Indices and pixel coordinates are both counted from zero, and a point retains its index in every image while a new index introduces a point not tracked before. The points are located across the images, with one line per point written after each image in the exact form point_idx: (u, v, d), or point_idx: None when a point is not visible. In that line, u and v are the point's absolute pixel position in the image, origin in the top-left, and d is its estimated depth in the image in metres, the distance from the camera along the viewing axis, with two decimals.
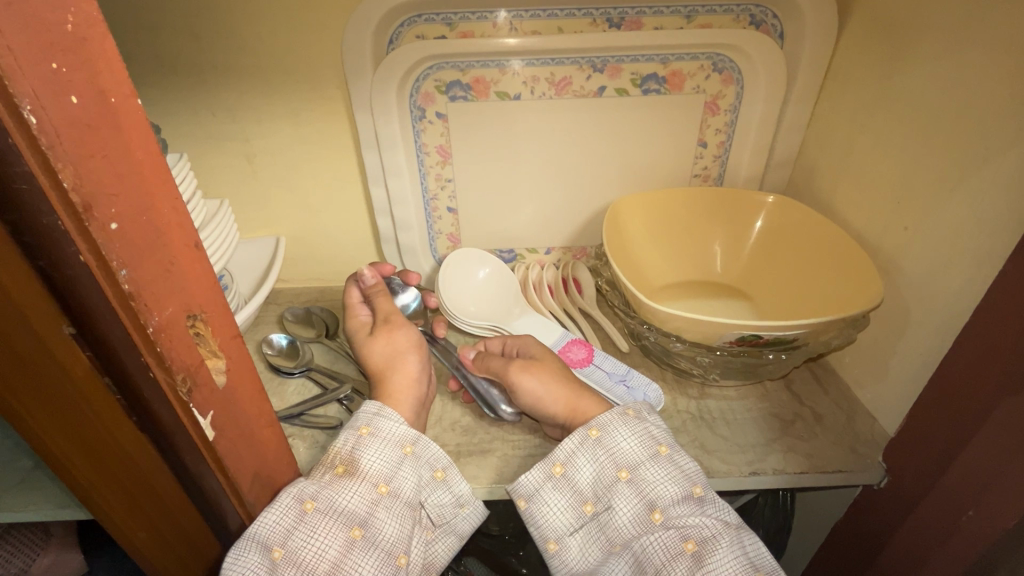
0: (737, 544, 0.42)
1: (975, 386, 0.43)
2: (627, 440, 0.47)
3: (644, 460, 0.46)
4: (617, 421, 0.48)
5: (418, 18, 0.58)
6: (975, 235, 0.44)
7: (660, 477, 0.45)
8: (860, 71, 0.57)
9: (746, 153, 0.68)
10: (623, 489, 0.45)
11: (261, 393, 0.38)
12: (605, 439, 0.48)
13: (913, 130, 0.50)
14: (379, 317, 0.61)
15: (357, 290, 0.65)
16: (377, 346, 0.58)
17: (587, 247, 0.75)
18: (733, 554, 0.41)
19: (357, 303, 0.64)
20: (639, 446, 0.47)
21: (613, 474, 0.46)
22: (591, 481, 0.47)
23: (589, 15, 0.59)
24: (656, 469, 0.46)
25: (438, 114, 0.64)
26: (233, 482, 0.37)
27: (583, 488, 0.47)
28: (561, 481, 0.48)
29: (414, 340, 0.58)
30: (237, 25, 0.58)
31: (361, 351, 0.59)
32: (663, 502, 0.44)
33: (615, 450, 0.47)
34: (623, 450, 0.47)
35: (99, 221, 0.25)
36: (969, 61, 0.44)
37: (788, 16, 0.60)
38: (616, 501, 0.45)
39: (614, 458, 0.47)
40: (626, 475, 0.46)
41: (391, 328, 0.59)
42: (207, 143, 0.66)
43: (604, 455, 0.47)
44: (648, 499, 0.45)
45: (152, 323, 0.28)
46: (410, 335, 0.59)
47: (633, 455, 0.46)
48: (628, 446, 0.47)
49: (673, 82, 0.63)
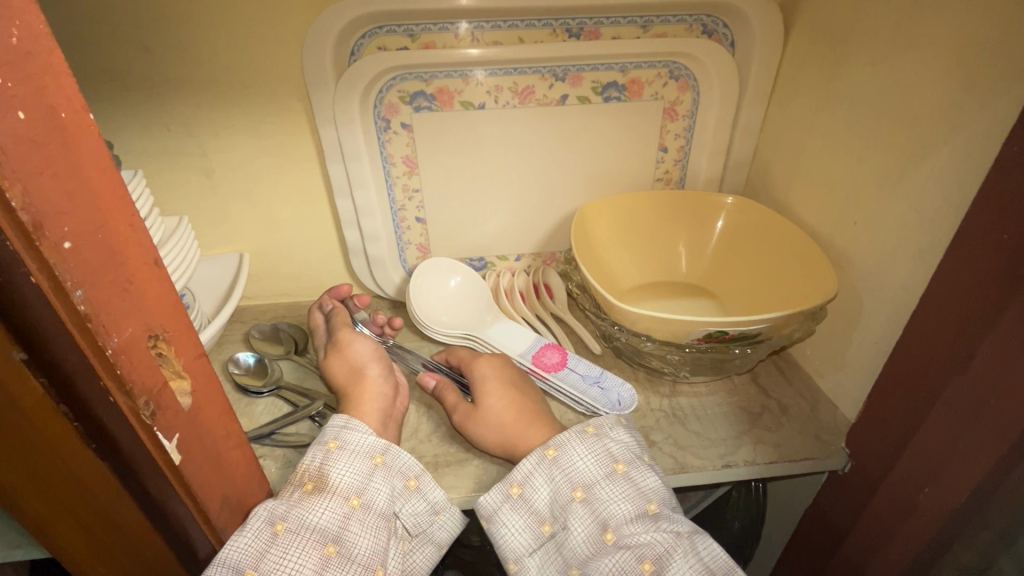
0: (693, 553, 0.42)
1: (925, 371, 0.46)
2: (583, 458, 0.48)
3: (599, 479, 0.47)
4: (574, 439, 0.49)
5: (379, 30, 0.58)
6: (915, 228, 0.47)
7: (613, 495, 0.46)
8: (806, 76, 0.60)
9: (705, 156, 0.71)
10: (578, 508, 0.46)
11: (229, 413, 0.37)
12: (561, 458, 0.48)
13: (856, 132, 0.53)
14: (337, 333, 0.61)
15: (321, 314, 0.67)
16: (338, 365, 0.58)
17: (555, 253, 0.76)
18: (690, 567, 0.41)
19: (321, 326, 0.65)
20: (593, 463, 0.48)
21: (568, 494, 0.47)
22: (547, 501, 0.47)
23: (548, 26, 0.60)
24: (608, 487, 0.46)
25: (403, 124, 0.64)
26: (203, 508, 0.36)
27: (539, 509, 0.47)
28: (518, 502, 0.48)
29: (373, 353, 0.58)
30: (191, 36, 0.56)
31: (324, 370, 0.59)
32: (616, 521, 0.44)
33: (570, 469, 0.48)
34: (579, 469, 0.47)
35: (51, 239, 0.24)
36: (903, 67, 0.48)
37: (737, 25, 0.63)
38: (571, 522, 0.45)
39: (570, 478, 0.47)
40: (581, 494, 0.46)
41: (346, 344, 0.59)
42: (162, 158, 0.64)
43: (560, 475, 0.48)
44: (602, 519, 0.45)
45: (112, 344, 0.28)
46: (366, 348, 0.58)
47: (588, 474, 0.47)
48: (583, 465, 0.48)
49: (633, 90, 0.65)
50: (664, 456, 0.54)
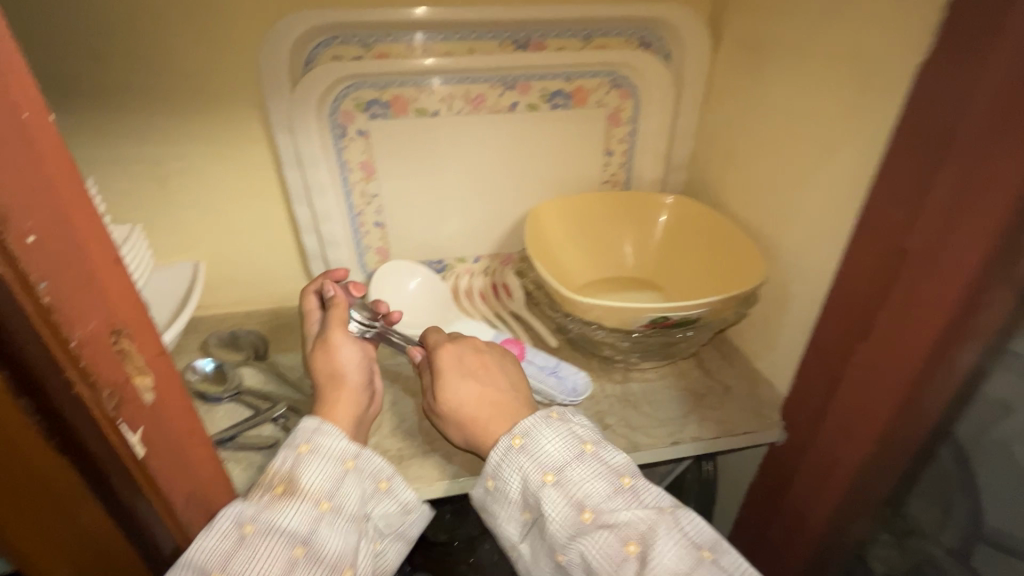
0: (671, 528, 0.43)
1: (840, 344, 0.51)
2: (550, 443, 0.48)
3: (569, 461, 0.47)
4: (540, 424, 0.49)
5: (333, 40, 0.60)
6: (827, 218, 0.53)
7: (585, 475, 0.46)
8: (733, 84, 0.66)
9: (648, 159, 0.76)
10: (551, 493, 0.46)
11: (192, 410, 0.38)
12: (528, 444, 0.48)
13: (776, 133, 0.59)
14: (326, 330, 0.59)
15: (315, 297, 0.64)
16: (321, 362, 0.57)
17: (513, 254, 0.79)
18: (672, 541, 0.42)
19: (314, 311, 0.63)
20: (561, 446, 0.48)
21: (540, 481, 0.47)
22: (521, 487, 0.48)
23: (497, 38, 0.64)
24: (580, 468, 0.47)
25: (359, 131, 0.65)
26: (168, 501, 0.36)
27: (516, 498, 0.48)
28: (496, 493, 0.50)
29: (359, 362, 0.57)
30: (141, 45, 0.57)
31: (308, 365, 0.59)
32: (592, 501, 0.45)
33: (539, 454, 0.48)
34: (548, 453, 0.48)
35: (16, 233, 0.25)
36: (810, 75, 0.54)
37: (671, 38, 0.68)
38: (546, 506, 0.46)
39: (540, 463, 0.48)
40: (552, 478, 0.47)
41: (334, 344, 0.58)
42: (110, 167, 0.63)
43: (529, 461, 0.48)
44: (577, 500, 0.45)
45: (75, 337, 0.28)
46: (354, 355, 0.57)
47: (557, 458, 0.47)
48: (552, 449, 0.48)
49: (578, 98, 0.69)
50: (617, 437, 0.58)
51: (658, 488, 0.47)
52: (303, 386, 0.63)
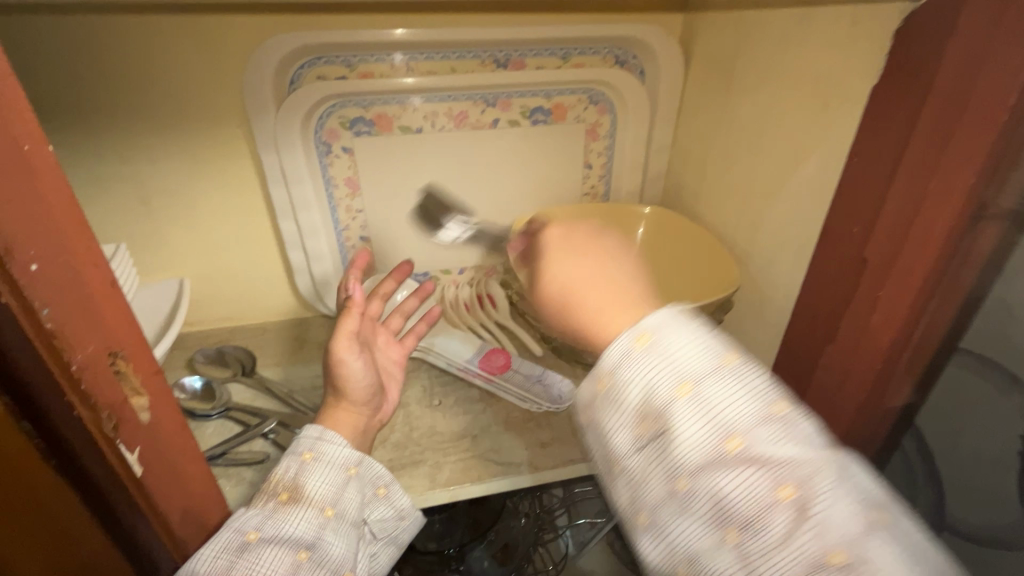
0: (842, 475, 0.33)
1: (812, 346, 0.54)
2: (688, 349, 0.36)
3: (712, 374, 0.35)
4: (673, 325, 0.37)
5: (318, 61, 0.62)
6: (794, 227, 0.56)
7: (730, 390, 0.35)
8: (704, 100, 0.69)
9: (626, 171, 0.79)
10: (686, 409, 0.35)
11: (187, 429, 0.38)
12: (659, 347, 0.37)
13: (745, 147, 0.62)
14: (330, 339, 0.56)
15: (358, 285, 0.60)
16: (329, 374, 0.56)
17: (497, 265, 0.80)
18: (839, 489, 0.32)
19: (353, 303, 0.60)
20: (700, 351, 0.36)
21: (669, 391, 0.36)
22: (643, 396, 0.36)
23: (478, 57, 0.66)
24: (724, 388, 0.35)
25: (344, 148, 0.67)
26: (165, 518, 0.37)
27: (633, 412, 0.37)
28: (605, 400, 0.38)
29: (358, 384, 0.55)
30: (125, 66, 0.58)
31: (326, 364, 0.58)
32: (740, 425, 0.34)
33: (673, 360, 0.36)
34: (683, 360, 0.36)
35: (21, 262, 0.26)
36: (773, 93, 0.57)
37: (644, 56, 0.71)
38: (676, 423, 0.35)
39: (673, 371, 0.36)
40: (688, 390, 0.35)
41: (337, 360, 0.55)
42: (93, 186, 0.63)
43: (658, 366, 0.36)
44: (721, 423, 0.34)
45: (76, 360, 0.29)
46: (354, 376, 0.55)
47: (697, 367, 0.36)
48: (688, 356, 0.36)
49: (557, 114, 0.72)
50: None
51: (819, 424, 0.35)
52: (293, 400, 0.64)
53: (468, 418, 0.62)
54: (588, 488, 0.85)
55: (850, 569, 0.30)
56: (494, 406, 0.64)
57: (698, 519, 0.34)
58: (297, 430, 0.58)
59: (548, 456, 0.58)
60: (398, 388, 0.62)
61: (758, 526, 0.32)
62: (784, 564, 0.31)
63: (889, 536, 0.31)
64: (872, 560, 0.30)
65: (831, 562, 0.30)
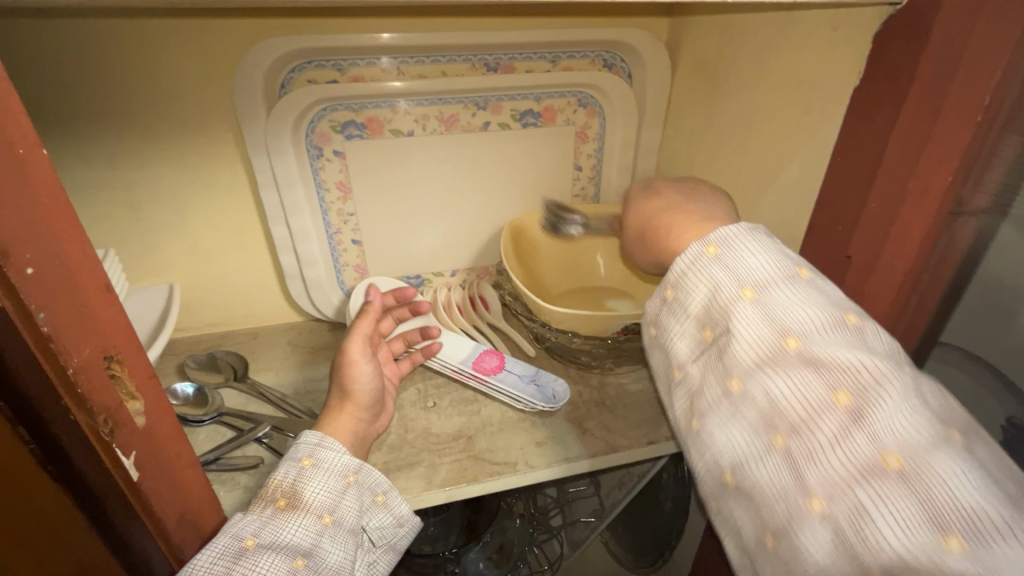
0: (913, 389, 0.32)
1: None
2: (757, 258, 0.38)
3: (777, 281, 0.37)
4: (744, 235, 0.39)
5: (308, 65, 0.62)
6: (780, 226, 0.57)
7: (799, 299, 0.36)
8: (691, 103, 0.70)
9: (615, 173, 0.80)
10: (750, 311, 0.36)
11: (181, 433, 0.38)
12: (726, 255, 0.39)
13: (731, 149, 0.63)
14: (344, 341, 0.59)
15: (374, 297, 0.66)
16: (338, 377, 0.57)
17: (488, 267, 0.82)
18: (905, 400, 0.32)
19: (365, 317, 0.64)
20: (770, 261, 0.38)
21: (734, 296, 0.38)
22: (705, 298, 0.39)
23: (468, 61, 0.66)
24: (789, 294, 0.36)
25: (335, 151, 0.67)
26: (161, 524, 0.37)
27: (700, 316, 0.40)
28: (673, 305, 0.42)
29: (368, 381, 0.57)
30: (114, 71, 0.57)
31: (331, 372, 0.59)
32: (804, 330, 0.35)
33: (738, 266, 0.38)
34: (751, 267, 0.38)
35: (16, 265, 0.26)
36: (758, 96, 0.58)
37: (632, 60, 0.72)
38: (737, 324, 0.37)
39: (737, 276, 0.38)
40: (751, 293, 0.37)
41: (349, 360, 0.57)
42: (82, 192, 0.63)
43: (723, 272, 0.39)
44: (784, 326, 0.35)
45: (72, 364, 0.29)
46: (365, 373, 0.57)
47: (762, 274, 0.37)
48: (757, 264, 0.38)
49: (547, 117, 0.73)
50: (596, 440, 0.60)
51: (893, 346, 0.35)
52: (286, 405, 0.64)
53: (463, 419, 0.62)
54: (581, 488, 0.86)
55: (904, 472, 0.30)
56: (488, 406, 0.64)
57: (752, 416, 0.35)
58: (292, 434, 0.58)
59: (542, 455, 0.58)
60: (393, 402, 0.63)
61: (813, 424, 0.33)
62: (834, 461, 0.32)
63: (958, 452, 0.30)
64: (929, 467, 0.29)
65: (884, 464, 0.30)
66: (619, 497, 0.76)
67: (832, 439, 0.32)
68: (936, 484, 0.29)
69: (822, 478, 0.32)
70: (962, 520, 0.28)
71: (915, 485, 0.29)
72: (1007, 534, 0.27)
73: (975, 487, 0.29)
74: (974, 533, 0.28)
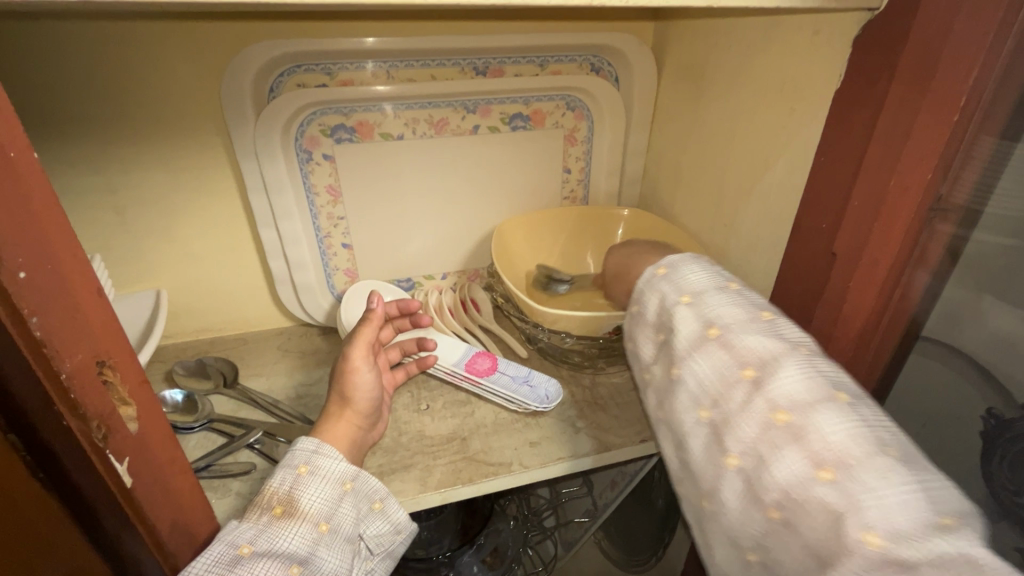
0: (809, 363, 0.38)
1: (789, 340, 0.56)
2: (694, 273, 0.46)
3: (708, 289, 0.45)
4: (686, 259, 0.48)
5: (297, 68, 0.62)
6: (766, 226, 0.58)
7: (724, 301, 0.43)
8: (676, 106, 0.72)
9: (603, 175, 0.81)
10: (682, 310, 0.44)
11: (175, 440, 0.37)
12: (669, 271, 0.47)
13: (717, 151, 0.65)
14: (347, 347, 0.58)
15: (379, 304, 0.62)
16: (337, 384, 0.57)
17: (479, 269, 0.82)
18: (799, 370, 0.38)
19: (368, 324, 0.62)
20: (704, 275, 0.46)
21: (673, 298, 0.46)
22: (655, 306, 0.47)
23: (457, 65, 0.67)
24: (716, 297, 0.44)
25: (324, 155, 0.67)
26: (154, 532, 0.36)
27: (651, 320, 0.48)
28: (635, 316, 0.50)
29: (368, 389, 0.57)
30: (100, 75, 0.57)
31: (330, 378, 0.59)
32: (724, 322, 0.42)
33: (678, 279, 0.46)
34: (688, 279, 0.46)
35: (8, 269, 0.26)
36: (742, 99, 0.59)
37: (619, 64, 0.73)
38: (674, 321, 0.45)
39: (678, 286, 0.46)
40: (686, 298, 0.45)
41: (349, 368, 0.57)
42: (66, 197, 0.62)
43: (667, 285, 0.47)
44: (708, 319, 0.43)
45: (64, 369, 0.29)
46: (365, 380, 0.57)
47: (696, 283, 0.45)
48: (693, 277, 0.46)
49: (536, 120, 0.73)
50: (589, 439, 0.60)
51: (805, 333, 0.41)
52: (277, 410, 0.63)
53: (457, 420, 0.63)
54: (574, 488, 0.85)
55: (791, 426, 0.36)
56: (482, 408, 0.64)
57: (684, 395, 0.42)
58: (284, 439, 0.58)
59: (537, 455, 0.58)
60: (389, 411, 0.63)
61: (727, 396, 0.39)
62: (740, 425, 0.38)
63: (841, 409, 0.35)
64: (812, 422, 0.35)
65: (776, 421, 0.36)
66: (611, 497, 0.76)
67: (739, 406, 0.38)
68: (815, 434, 0.35)
69: (732, 438, 0.38)
70: (833, 461, 0.33)
71: (799, 436, 0.35)
72: (871, 471, 0.32)
73: (849, 435, 0.34)
74: (842, 472, 0.33)
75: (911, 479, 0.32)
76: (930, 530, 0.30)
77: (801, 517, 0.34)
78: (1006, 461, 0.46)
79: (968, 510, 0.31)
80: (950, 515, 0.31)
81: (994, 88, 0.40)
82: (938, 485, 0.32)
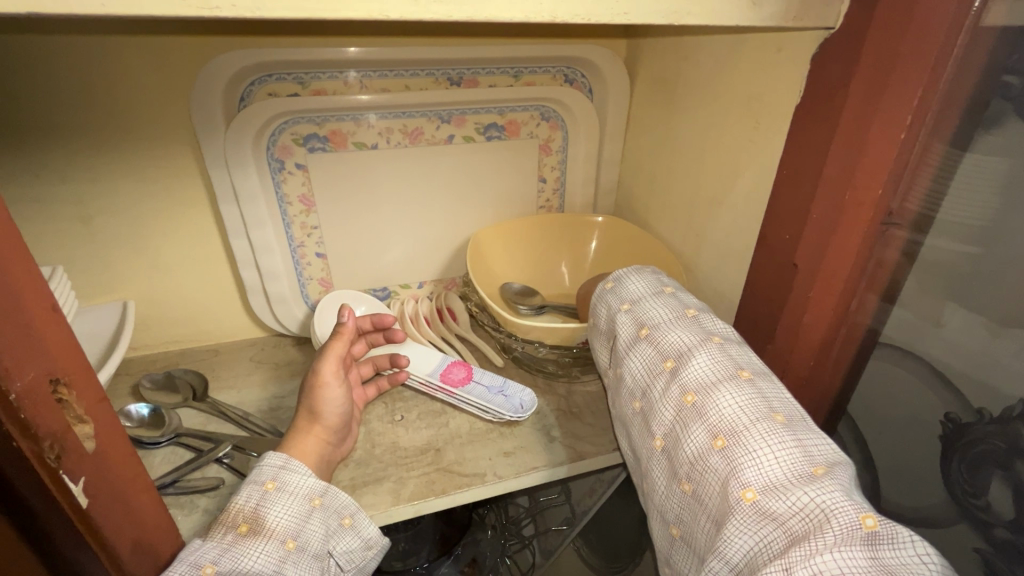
0: (718, 351, 0.42)
1: (757, 347, 0.57)
2: (637, 283, 0.51)
3: (646, 295, 0.50)
4: (631, 273, 0.53)
5: (269, 78, 0.61)
6: (734, 236, 0.59)
7: (658, 303, 0.48)
8: (649, 117, 0.73)
9: (579, 185, 0.82)
10: (622, 316, 0.50)
11: (137, 456, 0.37)
12: (616, 284, 0.53)
13: (687, 161, 0.66)
14: (316, 361, 0.58)
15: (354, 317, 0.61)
16: (307, 400, 0.56)
17: (456, 278, 0.82)
18: (707, 356, 0.42)
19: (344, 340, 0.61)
20: (644, 284, 0.51)
21: (616, 307, 0.51)
22: (605, 316, 0.52)
23: (431, 75, 0.67)
24: (651, 301, 0.49)
25: (297, 164, 0.66)
26: (113, 552, 0.35)
27: (603, 328, 0.53)
28: (594, 328, 0.55)
29: (340, 403, 0.56)
30: (63, 83, 0.56)
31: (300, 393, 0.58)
32: (653, 322, 0.47)
33: (623, 290, 0.51)
34: (630, 289, 0.51)
35: None
36: (710, 111, 0.61)
37: (592, 76, 0.74)
38: (617, 326, 0.50)
39: (621, 296, 0.51)
40: (627, 305, 0.50)
41: (319, 383, 0.56)
42: (27, 207, 0.60)
43: (613, 296, 0.52)
44: (641, 321, 0.48)
45: (13, 389, 0.28)
46: (336, 395, 0.56)
47: (636, 292, 0.50)
48: (636, 287, 0.51)
49: (511, 130, 0.74)
50: (564, 448, 0.61)
51: (728, 326, 0.45)
52: (248, 423, 0.62)
53: (431, 431, 0.62)
54: (553, 496, 0.85)
55: (695, 405, 0.39)
56: (457, 418, 0.64)
57: (625, 391, 0.47)
58: (253, 454, 0.57)
59: (511, 465, 0.58)
60: (359, 426, 0.62)
61: (652, 385, 0.44)
62: (661, 410, 0.42)
63: (737, 386, 0.39)
64: (711, 398, 0.39)
65: (685, 402, 0.40)
66: (589, 505, 0.75)
67: (659, 392, 0.43)
68: (713, 410, 0.38)
69: (656, 421, 0.42)
70: (724, 430, 0.37)
71: (701, 413, 0.39)
72: (754, 435, 0.35)
73: (740, 407, 0.37)
74: (732, 437, 0.36)
75: (787, 440, 0.35)
76: (798, 482, 0.32)
77: (703, 488, 0.37)
78: (966, 462, 0.46)
79: (839, 465, 0.34)
80: (819, 468, 0.33)
81: (937, 108, 0.42)
82: (815, 446, 0.35)
